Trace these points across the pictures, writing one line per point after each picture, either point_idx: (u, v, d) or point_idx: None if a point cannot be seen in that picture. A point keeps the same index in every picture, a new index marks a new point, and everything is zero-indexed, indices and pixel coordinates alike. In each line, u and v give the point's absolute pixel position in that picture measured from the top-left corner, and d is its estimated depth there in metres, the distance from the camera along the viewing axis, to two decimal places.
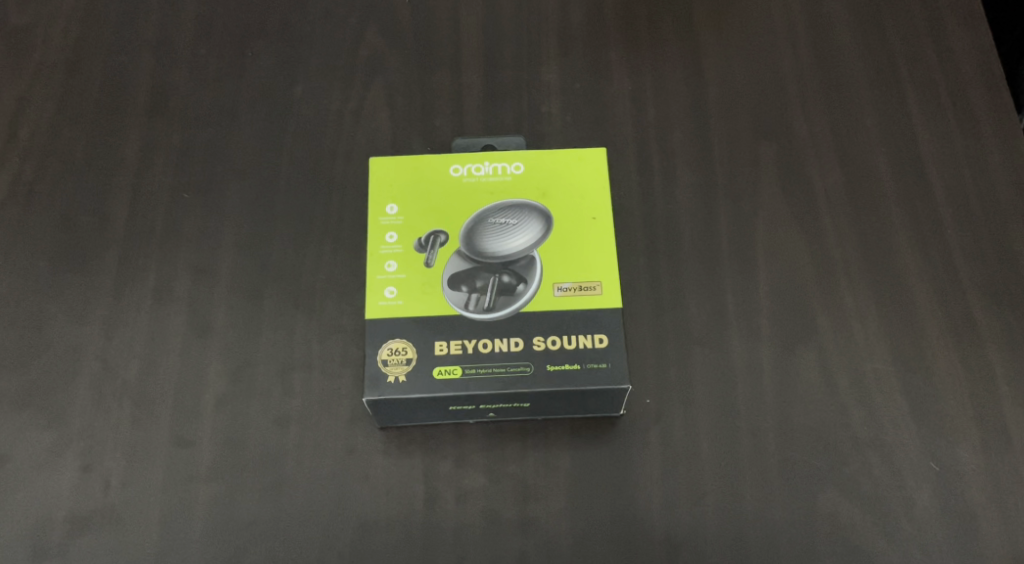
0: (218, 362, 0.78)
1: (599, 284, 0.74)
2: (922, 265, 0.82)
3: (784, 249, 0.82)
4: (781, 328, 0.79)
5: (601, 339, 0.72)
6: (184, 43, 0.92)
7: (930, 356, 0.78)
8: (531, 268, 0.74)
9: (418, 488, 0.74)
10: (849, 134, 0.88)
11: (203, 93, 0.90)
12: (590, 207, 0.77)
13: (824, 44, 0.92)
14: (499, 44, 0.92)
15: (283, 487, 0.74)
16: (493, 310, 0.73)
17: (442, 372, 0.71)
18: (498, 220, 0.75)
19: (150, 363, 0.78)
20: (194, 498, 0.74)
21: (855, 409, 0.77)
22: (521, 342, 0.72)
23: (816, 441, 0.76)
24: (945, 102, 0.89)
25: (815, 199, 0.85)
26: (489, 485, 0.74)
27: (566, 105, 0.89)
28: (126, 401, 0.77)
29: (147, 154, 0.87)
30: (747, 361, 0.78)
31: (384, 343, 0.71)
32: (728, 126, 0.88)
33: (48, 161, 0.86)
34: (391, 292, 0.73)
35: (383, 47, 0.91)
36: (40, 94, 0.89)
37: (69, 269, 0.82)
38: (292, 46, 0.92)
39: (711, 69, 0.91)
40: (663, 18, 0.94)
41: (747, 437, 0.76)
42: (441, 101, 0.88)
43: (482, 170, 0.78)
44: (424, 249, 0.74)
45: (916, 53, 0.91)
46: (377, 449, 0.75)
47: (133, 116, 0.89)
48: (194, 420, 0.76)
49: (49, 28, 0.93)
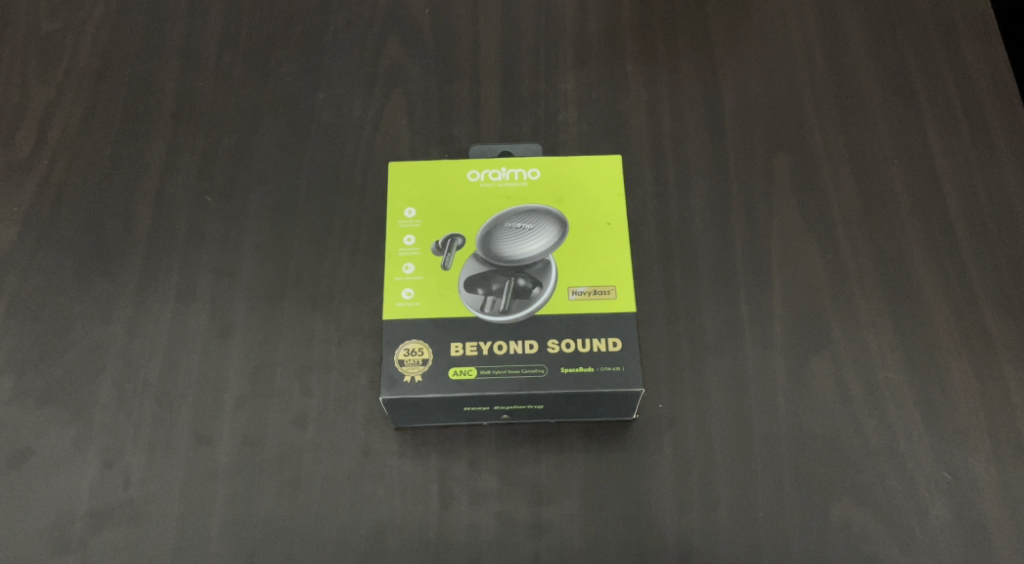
0: (238, 362, 0.79)
1: (613, 288, 0.74)
2: (936, 277, 0.82)
3: (798, 258, 0.83)
4: (795, 337, 0.80)
5: (616, 343, 0.72)
6: (210, 49, 0.94)
7: (945, 366, 0.79)
8: (546, 271, 0.75)
9: (433, 488, 0.75)
10: (864, 146, 0.88)
11: (228, 98, 0.92)
12: (605, 213, 0.77)
13: (838, 56, 0.93)
14: (517, 53, 0.93)
15: (299, 485, 0.75)
16: (508, 312, 0.74)
17: (458, 372, 0.72)
18: (514, 225, 0.77)
19: (171, 362, 0.80)
20: (212, 495, 0.75)
21: (867, 418, 0.77)
22: (536, 344, 0.73)
23: (828, 448, 0.76)
24: (959, 115, 0.89)
25: (830, 209, 0.85)
26: (503, 486, 0.75)
27: (583, 114, 0.90)
28: (147, 398, 0.78)
29: (172, 157, 0.89)
30: (760, 368, 0.78)
31: (401, 344, 0.72)
32: (743, 137, 0.89)
33: (75, 163, 0.89)
34: (408, 293, 0.74)
35: (403, 56, 0.93)
36: (69, 99, 0.92)
37: (94, 270, 0.84)
38: (314, 55, 0.94)
39: (727, 80, 0.92)
40: (679, 29, 0.95)
41: (759, 445, 0.76)
42: (459, 109, 0.90)
43: (499, 175, 0.79)
44: (441, 252, 0.76)
45: (930, 66, 0.92)
46: (392, 449, 0.76)
47: (158, 120, 0.91)
48: (213, 417, 0.77)
49: (78, 35, 0.95)
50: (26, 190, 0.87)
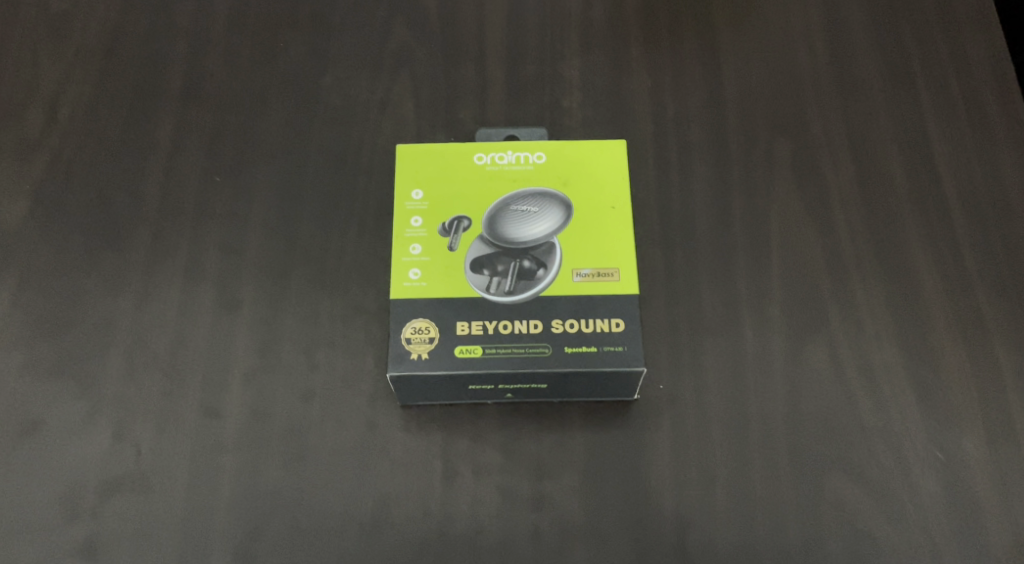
0: (246, 338, 0.81)
1: (616, 271, 0.76)
2: (933, 264, 0.83)
3: (797, 242, 0.84)
4: (793, 319, 0.81)
5: (618, 324, 0.74)
6: (218, 29, 0.95)
7: (940, 350, 0.80)
8: (551, 253, 0.76)
9: (437, 463, 0.76)
10: (864, 132, 0.90)
11: (236, 78, 0.92)
12: (609, 197, 0.79)
13: (840, 43, 0.94)
14: (522, 37, 0.94)
15: (306, 459, 0.76)
16: (513, 293, 0.75)
17: (463, 351, 0.73)
18: (520, 208, 0.78)
19: (180, 337, 0.81)
20: (221, 467, 0.76)
21: (863, 399, 0.78)
22: (540, 324, 0.74)
23: (825, 428, 0.78)
24: (958, 102, 0.91)
25: (829, 194, 0.86)
26: (506, 463, 0.76)
27: (587, 99, 0.91)
28: (157, 372, 0.80)
29: (181, 135, 0.90)
30: (759, 350, 0.80)
31: (409, 323, 0.73)
32: (745, 123, 0.90)
33: (84, 139, 0.90)
34: (415, 274, 0.75)
35: (410, 39, 0.94)
36: (79, 76, 0.92)
37: (104, 246, 0.85)
38: (321, 36, 0.95)
39: (729, 65, 0.93)
40: (683, 15, 0.96)
41: (756, 425, 0.78)
42: (465, 92, 0.91)
43: (505, 159, 0.80)
44: (447, 233, 0.77)
45: (930, 54, 0.93)
46: (397, 426, 0.78)
47: (167, 98, 0.92)
48: (221, 392, 0.79)
49: (87, 14, 0.96)
50: (36, 166, 0.88)
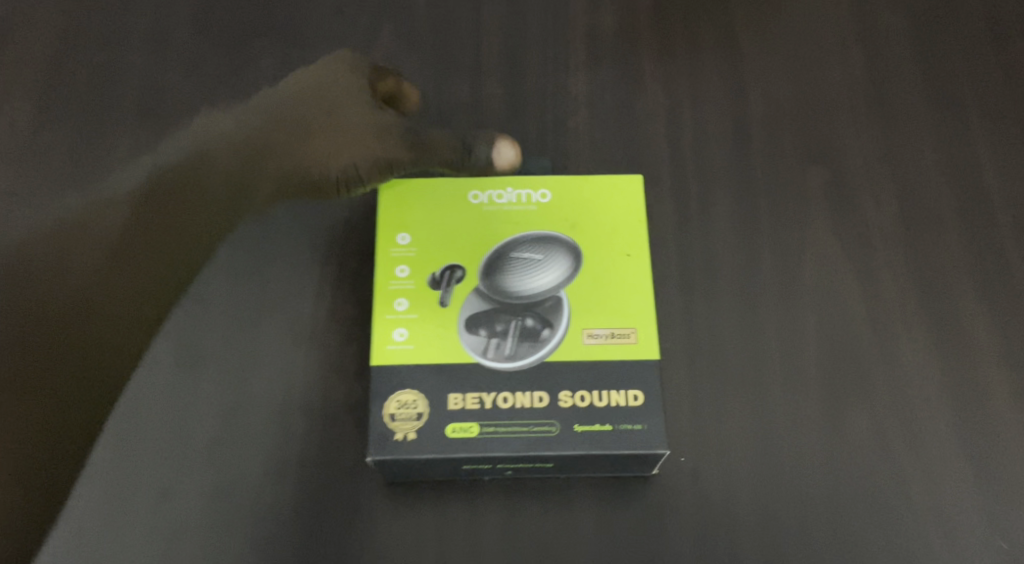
0: (208, 403, 0.70)
1: (633, 332, 0.65)
2: (988, 315, 0.74)
3: (835, 289, 0.74)
4: (830, 380, 0.71)
5: (636, 397, 0.64)
6: (178, 37, 0.84)
7: (997, 416, 0.71)
8: (558, 310, 0.66)
9: (427, 551, 0.66)
10: (907, 160, 0.79)
11: (198, 95, 0.82)
12: (624, 243, 0.68)
13: (879, 56, 0.84)
14: (522, 49, 0.83)
15: (278, 547, 0.67)
16: (515, 358, 0.65)
17: (456, 430, 0.63)
18: (522, 256, 0.67)
19: (131, 402, 0.70)
20: (178, 556, 0.66)
21: (911, 475, 0.69)
22: (546, 397, 0.64)
23: (869, 510, 0.68)
24: (1012, 126, 0.80)
25: (869, 233, 0.76)
26: (506, 551, 0.67)
27: (596, 121, 0.81)
28: (105, 445, 0.69)
29: (134, 161, 0.79)
30: (795, 417, 0.70)
31: (393, 395, 0.64)
32: (774, 148, 0.80)
33: (24, 167, 0.79)
34: (400, 334, 0.65)
35: (395, 50, 0.83)
36: (19, 93, 0.81)
37: (48, 296, 0.75)
38: (295, 46, 0.84)
39: (755, 81, 0.83)
40: (702, 23, 0.85)
41: (792, 505, 0.68)
42: (458, 113, 0.80)
43: (505, 197, 0.70)
44: (438, 286, 0.67)
45: (980, 68, 0.83)
46: (381, 507, 0.68)
47: (119, 117, 0.81)
48: (179, 469, 0.69)
49: (29, 20, 0.85)
50: None
